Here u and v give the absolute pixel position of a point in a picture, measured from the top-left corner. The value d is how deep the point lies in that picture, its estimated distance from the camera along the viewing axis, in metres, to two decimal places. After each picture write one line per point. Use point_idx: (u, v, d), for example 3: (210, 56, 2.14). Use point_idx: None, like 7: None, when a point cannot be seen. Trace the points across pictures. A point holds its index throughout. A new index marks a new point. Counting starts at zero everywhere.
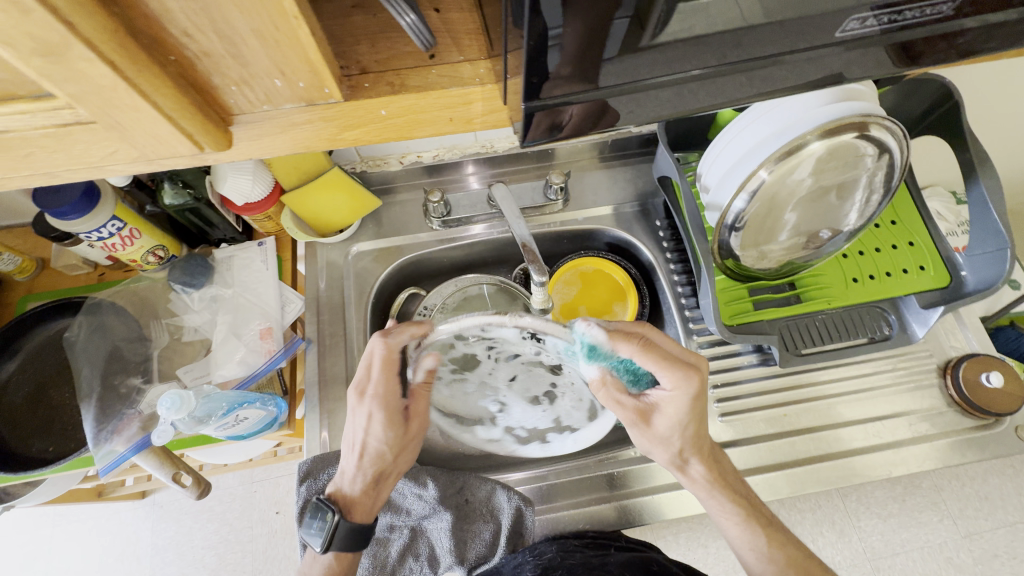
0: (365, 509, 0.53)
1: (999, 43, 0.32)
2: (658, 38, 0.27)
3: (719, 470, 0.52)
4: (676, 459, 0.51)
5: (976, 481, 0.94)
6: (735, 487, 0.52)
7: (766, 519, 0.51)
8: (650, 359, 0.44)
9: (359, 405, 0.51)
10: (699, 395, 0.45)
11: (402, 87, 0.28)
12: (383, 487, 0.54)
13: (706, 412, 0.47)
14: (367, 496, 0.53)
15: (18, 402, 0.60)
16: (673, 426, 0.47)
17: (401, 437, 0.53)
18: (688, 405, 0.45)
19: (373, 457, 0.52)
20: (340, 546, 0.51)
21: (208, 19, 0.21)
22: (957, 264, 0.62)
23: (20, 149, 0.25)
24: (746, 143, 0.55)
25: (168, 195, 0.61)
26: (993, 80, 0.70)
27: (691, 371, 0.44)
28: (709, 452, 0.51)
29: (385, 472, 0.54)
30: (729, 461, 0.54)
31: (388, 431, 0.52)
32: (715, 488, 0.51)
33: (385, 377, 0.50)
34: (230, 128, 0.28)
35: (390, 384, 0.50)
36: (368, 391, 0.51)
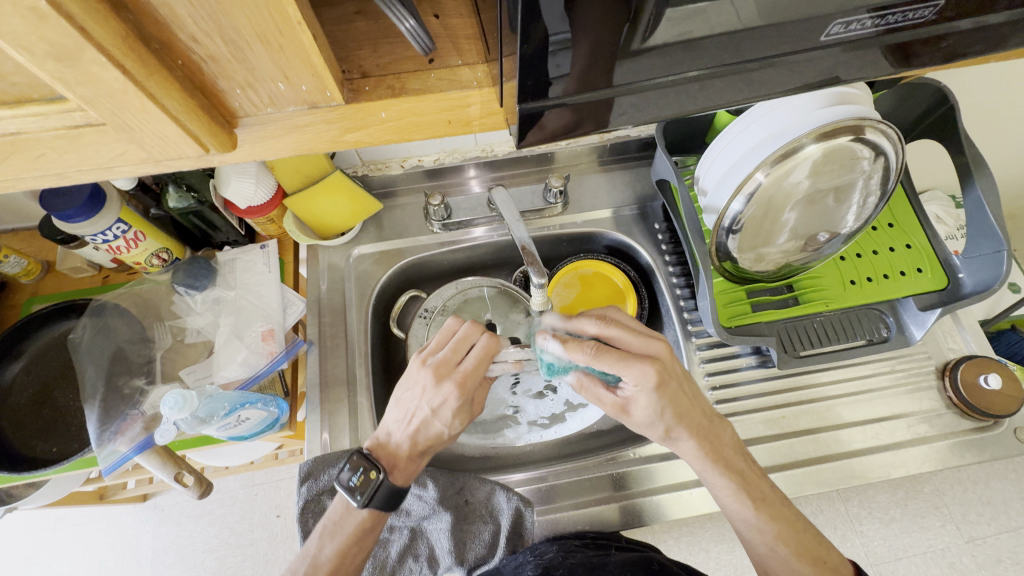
0: (404, 472, 0.52)
1: (985, 47, 0.33)
2: (651, 41, 0.28)
3: (712, 447, 0.50)
4: (666, 438, 0.50)
5: (978, 485, 0.94)
6: (731, 462, 0.50)
7: (760, 496, 0.49)
8: (606, 361, 0.45)
9: (438, 387, 0.51)
10: (661, 386, 0.45)
11: (402, 91, 0.28)
12: (426, 457, 0.54)
13: (679, 395, 0.47)
14: (413, 462, 0.53)
15: (23, 403, 0.61)
16: (652, 414, 0.47)
17: (467, 418, 0.55)
18: (654, 397, 0.46)
19: (435, 433, 0.52)
20: (378, 504, 0.50)
21: (215, 25, 0.22)
22: (955, 267, 0.63)
23: (32, 151, 0.26)
24: (743, 146, 0.55)
25: (173, 198, 0.62)
26: (988, 84, 0.71)
27: (645, 364, 0.45)
28: (699, 429, 0.49)
29: (434, 448, 0.54)
30: (728, 434, 0.51)
31: (460, 415, 0.53)
32: (707, 465, 0.49)
33: (480, 361, 0.52)
34: (234, 130, 0.28)
35: (475, 373, 0.52)
36: (450, 375, 0.51)
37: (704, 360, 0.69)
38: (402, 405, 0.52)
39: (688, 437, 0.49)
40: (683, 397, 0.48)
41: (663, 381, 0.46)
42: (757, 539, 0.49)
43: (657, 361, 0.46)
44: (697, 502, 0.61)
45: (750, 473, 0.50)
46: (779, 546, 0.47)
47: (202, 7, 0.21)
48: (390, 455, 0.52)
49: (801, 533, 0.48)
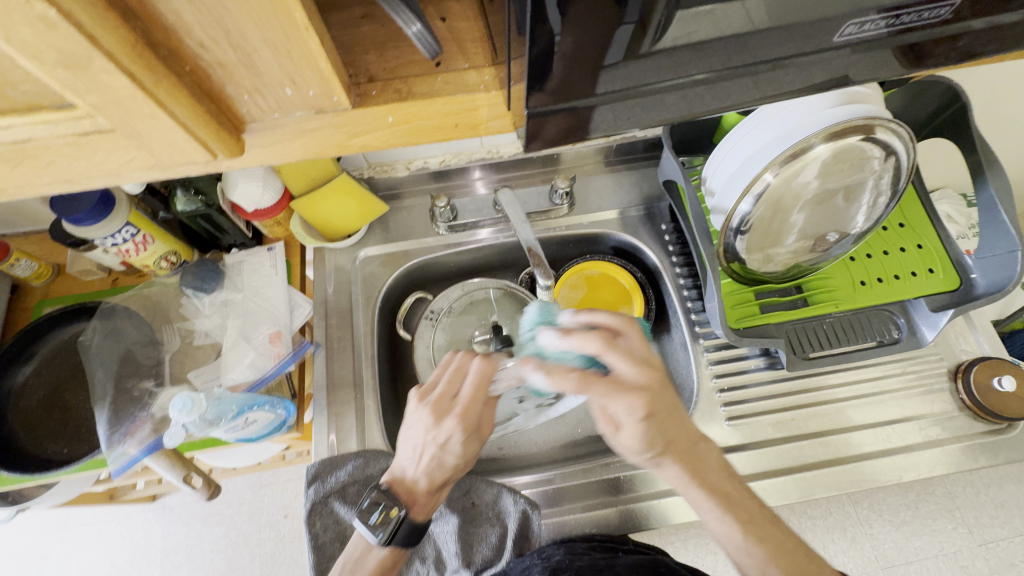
0: (424, 505, 0.53)
1: (999, 47, 0.32)
2: (659, 44, 0.27)
3: (697, 470, 0.48)
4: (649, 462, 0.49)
5: (992, 487, 0.93)
6: (720, 487, 0.48)
7: (745, 520, 0.47)
8: (596, 390, 0.46)
9: (440, 423, 0.51)
10: (647, 415, 0.45)
11: (409, 95, 0.28)
12: (445, 488, 0.55)
13: (671, 415, 0.47)
14: (432, 495, 0.54)
15: (34, 405, 0.61)
16: (641, 440, 0.46)
17: (479, 444, 0.55)
18: (643, 426, 0.45)
19: (447, 465, 0.53)
20: (400, 541, 0.51)
21: (222, 31, 0.22)
22: (967, 267, 0.62)
23: (42, 157, 0.26)
24: (751, 146, 0.55)
25: (181, 202, 0.61)
26: (1002, 81, 0.70)
27: (636, 396, 0.45)
28: (680, 450, 0.48)
29: (451, 478, 0.55)
30: (711, 454, 0.50)
31: (470, 444, 0.53)
32: (689, 487, 0.48)
33: (480, 390, 0.51)
34: (242, 135, 0.28)
35: (476, 404, 0.51)
36: (451, 411, 0.51)
37: (711, 362, 0.68)
38: (409, 442, 0.52)
39: (671, 460, 0.48)
40: (671, 422, 0.47)
41: (652, 409, 0.45)
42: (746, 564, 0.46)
43: (644, 390, 0.45)
44: None
45: (736, 494, 0.49)
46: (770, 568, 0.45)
47: (210, 14, 0.21)
48: (409, 490, 0.53)
49: (789, 553, 0.46)
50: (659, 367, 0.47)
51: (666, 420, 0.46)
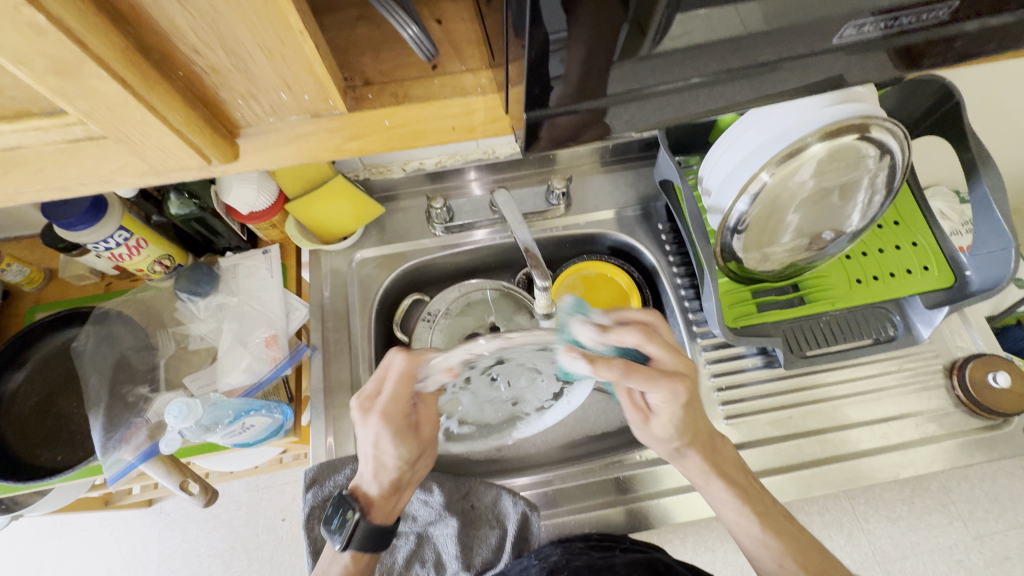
0: (382, 509, 0.54)
1: (995, 47, 0.32)
2: (656, 46, 0.27)
3: (716, 460, 0.52)
4: (674, 454, 0.53)
5: (986, 482, 0.94)
6: (741, 483, 0.52)
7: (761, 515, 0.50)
8: (636, 379, 0.43)
9: (365, 422, 0.50)
10: (688, 401, 0.46)
11: (405, 98, 0.28)
12: (401, 491, 0.56)
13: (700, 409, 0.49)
14: (387, 499, 0.55)
15: (27, 412, 0.61)
16: (671, 426, 0.49)
17: (416, 442, 0.54)
18: (680, 411, 0.47)
19: (389, 466, 0.53)
20: (358, 546, 0.51)
21: (216, 36, 0.21)
22: (962, 264, 0.62)
23: (32, 164, 0.25)
24: (747, 146, 0.55)
25: (175, 206, 0.61)
26: (994, 79, 0.70)
27: (678, 384, 0.45)
28: (705, 441, 0.52)
29: (403, 476, 0.55)
30: (730, 448, 0.54)
31: (404, 444, 0.52)
32: (711, 478, 0.52)
33: (400, 388, 0.49)
34: (236, 140, 0.28)
35: (399, 401, 0.50)
36: (374, 407, 0.50)
37: (709, 361, 0.68)
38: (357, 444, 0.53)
39: (695, 451, 0.52)
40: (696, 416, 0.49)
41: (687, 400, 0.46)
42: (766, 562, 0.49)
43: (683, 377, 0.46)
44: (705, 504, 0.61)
45: (754, 491, 0.52)
46: (787, 562, 0.48)
47: (203, 19, 0.20)
48: (365, 494, 0.53)
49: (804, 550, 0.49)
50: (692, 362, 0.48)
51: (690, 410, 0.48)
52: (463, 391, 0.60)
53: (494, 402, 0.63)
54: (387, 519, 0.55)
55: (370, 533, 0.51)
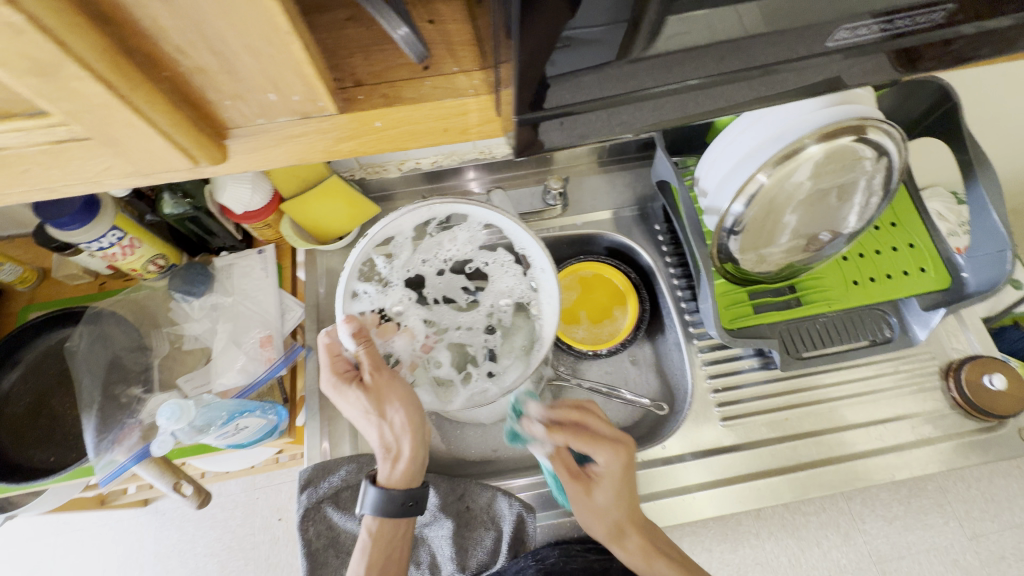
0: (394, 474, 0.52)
1: (993, 50, 0.32)
2: (650, 50, 0.27)
3: (653, 540, 0.53)
4: (610, 537, 0.53)
5: (982, 482, 0.94)
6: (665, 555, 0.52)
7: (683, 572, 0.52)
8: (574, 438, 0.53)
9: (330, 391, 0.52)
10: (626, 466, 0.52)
11: (396, 100, 0.28)
12: (401, 455, 0.52)
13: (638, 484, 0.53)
14: (389, 465, 0.52)
15: (19, 413, 0.60)
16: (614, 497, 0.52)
17: (365, 393, 0.52)
18: (620, 477, 0.52)
19: (367, 425, 0.52)
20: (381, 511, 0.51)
21: (200, 36, 0.21)
22: (958, 266, 0.62)
23: (18, 166, 0.25)
24: (743, 148, 0.55)
25: (168, 205, 0.61)
26: (993, 81, 0.70)
27: (619, 447, 0.52)
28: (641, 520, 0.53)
29: (386, 430, 0.52)
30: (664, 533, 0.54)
31: (351, 396, 0.52)
32: (653, 558, 0.51)
33: (330, 355, 0.54)
34: (226, 142, 0.28)
35: (330, 371, 0.53)
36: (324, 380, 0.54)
37: (705, 363, 0.68)
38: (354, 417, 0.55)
39: (633, 530, 0.53)
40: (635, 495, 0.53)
41: (626, 462, 0.52)
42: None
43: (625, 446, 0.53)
44: (699, 506, 0.61)
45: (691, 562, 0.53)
46: None
47: (188, 19, 0.20)
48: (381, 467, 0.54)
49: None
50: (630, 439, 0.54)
51: (620, 487, 0.52)
52: (452, 334, 0.65)
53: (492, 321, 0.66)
54: (404, 484, 0.52)
55: (380, 499, 0.50)
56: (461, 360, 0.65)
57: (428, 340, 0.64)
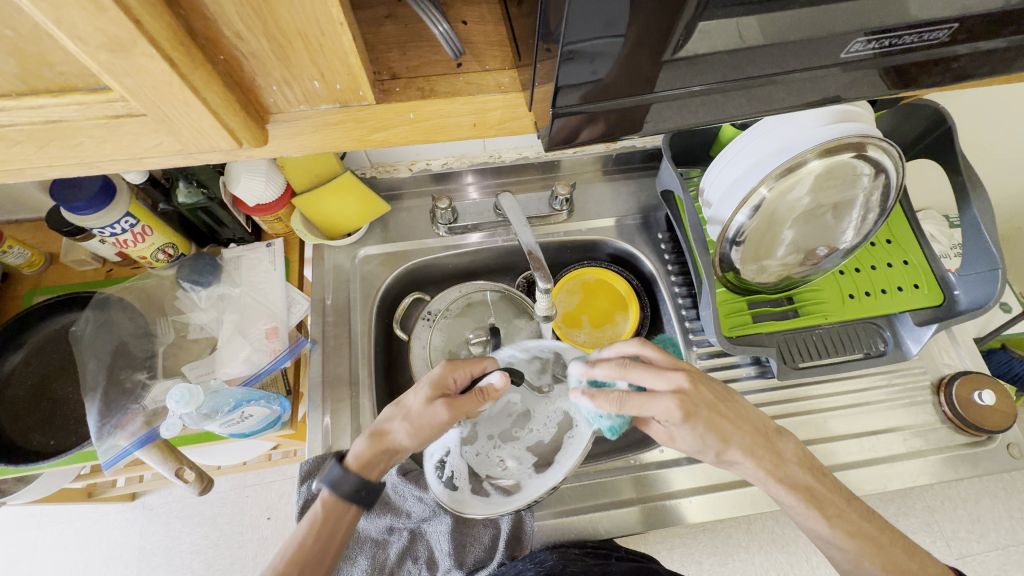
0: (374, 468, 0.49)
1: (992, 70, 0.34)
2: (678, 54, 0.28)
3: (777, 466, 0.47)
4: (724, 462, 0.48)
5: (969, 502, 0.95)
6: (791, 473, 0.48)
7: (805, 489, 0.47)
8: (628, 396, 0.44)
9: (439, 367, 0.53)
10: (690, 417, 0.44)
11: (432, 93, 0.29)
12: (380, 454, 0.49)
13: (717, 420, 0.45)
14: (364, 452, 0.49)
15: (21, 395, 0.60)
16: (694, 442, 0.46)
17: (427, 403, 0.49)
18: (686, 427, 0.45)
19: (403, 408, 0.50)
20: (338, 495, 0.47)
21: (261, 22, 0.22)
22: (951, 284, 0.64)
23: (71, 139, 0.26)
24: (748, 160, 0.57)
25: (183, 194, 0.62)
26: (985, 108, 0.73)
27: (669, 401, 0.44)
28: (754, 447, 0.47)
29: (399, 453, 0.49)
30: (788, 444, 0.49)
31: (425, 389, 0.50)
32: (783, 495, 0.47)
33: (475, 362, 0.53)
34: (266, 126, 0.29)
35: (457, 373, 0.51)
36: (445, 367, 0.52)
37: (704, 370, 0.69)
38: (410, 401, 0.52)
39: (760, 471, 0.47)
40: (722, 417, 0.46)
41: (683, 409, 0.44)
42: (839, 557, 0.47)
43: (680, 392, 0.45)
44: (694, 511, 0.61)
45: (819, 488, 0.48)
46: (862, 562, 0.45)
47: (251, 5, 0.21)
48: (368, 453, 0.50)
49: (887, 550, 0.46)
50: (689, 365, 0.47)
51: (695, 431, 0.45)
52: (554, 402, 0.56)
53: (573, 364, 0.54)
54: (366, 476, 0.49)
55: (337, 480, 0.47)
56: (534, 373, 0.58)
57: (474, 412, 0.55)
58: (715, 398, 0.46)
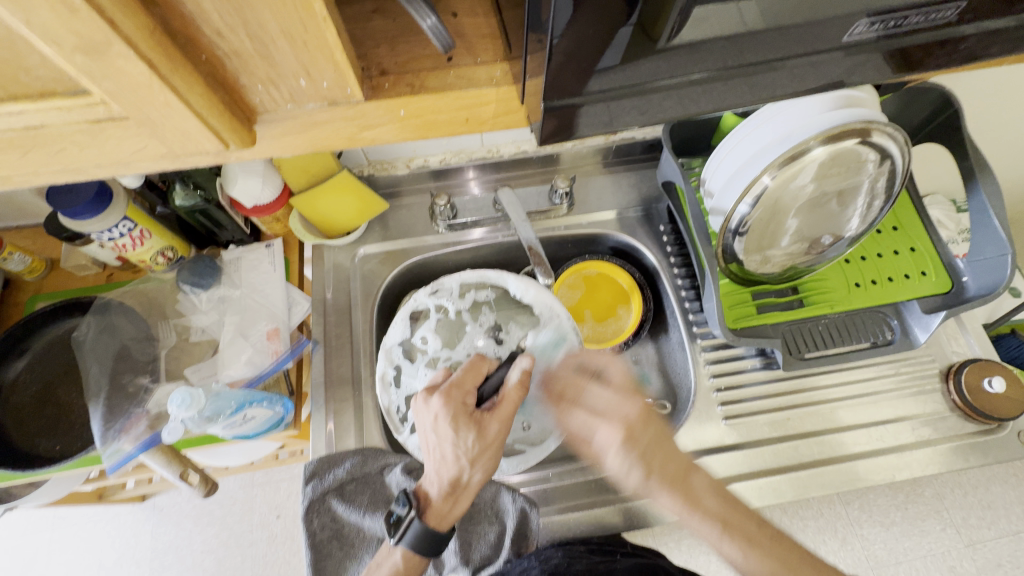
0: (439, 513, 0.51)
1: (999, 50, 0.33)
2: (672, 41, 0.28)
3: (688, 495, 0.49)
4: (642, 493, 0.51)
5: (978, 489, 0.95)
6: (705, 504, 0.49)
7: (719, 517, 0.49)
8: (581, 409, 0.54)
9: (429, 403, 0.51)
10: (627, 442, 0.50)
11: (421, 88, 0.28)
12: (461, 496, 0.51)
13: (655, 443, 0.51)
14: (446, 502, 0.51)
15: (25, 401, 0.60)
16: (624, 465, 0.50)
17: (479, 440, 0.50)
18: (623, 448, 0.50)
19: (449, 460, 0.50)
20: (410, 545, 0.50)
21: (241, 20, 0.22)
22: (959, 270, 0.63)
23: (54, 145, 0.26)
24: (750, 150, 0.56)
25: (180, 196, 0.61)
26: (994, 89, 0.71)
27: (615, 419, 0.51)
28: (676, 479, 0.50)
29: (469, 487, 0.51)
30: (706, 476, 0.51)
31: (463, 435, 0.49)
32: (686, 517, 0.49)
33: (467, 377, 0.53)
34: (254, 126, 0.28)
35: (466, 388, 0.52)
36: (439, 389, 0.52)
37: (708, 362, 0.69)
38: (429, 444, 0.51)
39: (667, 493, 0.49)
40: (658, 445, 0.51)
41: (627, 428, 0.51)
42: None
43: (626, 419, 0.51)
44: None
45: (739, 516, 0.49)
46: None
47: (229, 2, 0.21)
48: (424, 497, 0.52)
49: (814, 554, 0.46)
50: (645, 399, 0.53)
51: (631, 450, 0.50)
52: (512, 334, 0.67)
53: (543, 306, 0.66)
54: (445, 525, 0.51)
55: (421, 538, 0.49)
56: (474, 313, 0.69)
57: (432, 364, 0.65)
58: (661, 431, 0.51)
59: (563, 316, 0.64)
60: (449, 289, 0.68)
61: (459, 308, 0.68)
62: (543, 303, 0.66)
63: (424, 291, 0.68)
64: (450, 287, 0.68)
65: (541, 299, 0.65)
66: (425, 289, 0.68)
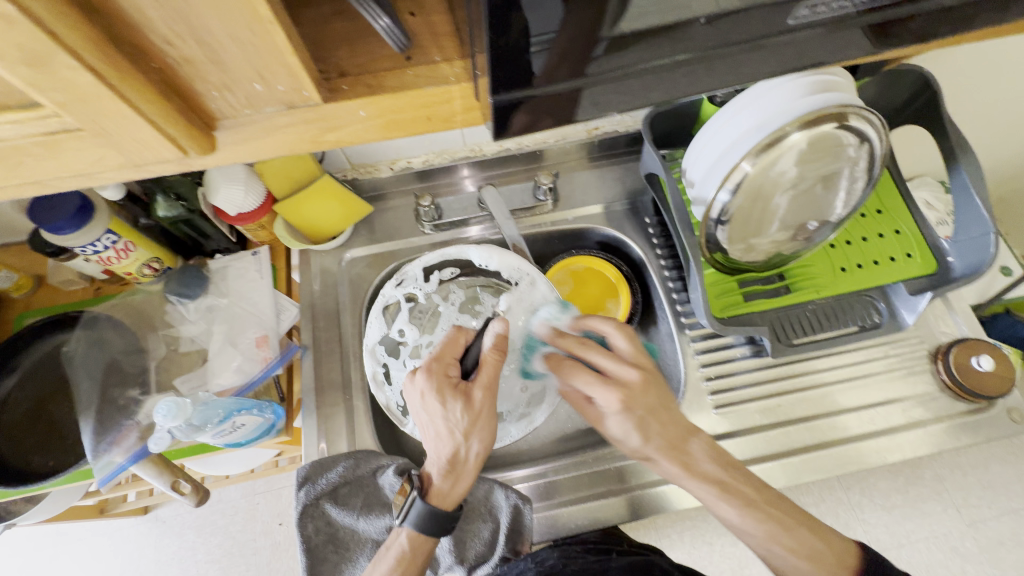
0: (444, 493, 0.51)
1: (951, 28, 0.33)
2: (618, 25, 0.28)
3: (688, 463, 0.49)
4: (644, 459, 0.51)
5: (978, 469, 0.95)
6: (707, 472, 0.49)
7: (715, 480, 0.49)
8: (592, 351, 0.50)
9: (414, 381, 0.52)
10: (625, 408, 0.48)
11: (380, 88, 0.29)
12: (462, 473, 0.51)
13: (664, 402, 0.49)
14: (446, 481, 0.51)
15: (17, 419, 0.60)
16: (625, 430, 0.49)
17: (467, 409, 0.49)
18: (620, 417, 0.48)
19: (443, 436, 0.50)
20: (418, 525, 0.50)
21: (187, 27, 0.22)
22: (944, 251, 0.63)
23: (11, 158, 0.26)
24: (727, 138, 0.56)
25: (162, 207, 0.62)
26: (973, 68, 0.71)
27: (614, 389, 0.47)
28: (675, 445, 0.49)
29: (467, 461, 0.50)
30: (706, 438, 0.50)
31: (451, 407, 0.49)
32: (682, 481, 0.49)
33: (446, 350, 0.53)
34: (214, 133, 0.29)
35: (448, 362, 0.52)
36: (423, 364, 0.52)
37: (698, 352, 0.69)
38: (421, 421, 0.51)
39: (664, 457, 0.49)
40: (663, 420, 0.49)
41: (636, 389, 0.48)
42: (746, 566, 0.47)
43: (625, 386, 0.48)
44: None
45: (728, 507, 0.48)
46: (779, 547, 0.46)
47: (174, 11, 0.21)
48: (425, 477, 0.52)
49: (800, 531, 0.46)
50: (650, 364, 0.50)
51: (645, 404, 0.48)
52: (486, 304, 0.69)
53: (511, 268, 0.66)
54: (449, 504, 0.51)
55: (426, 517, 0.50)
56: (443, 293, 0.69)
57: (416, 354, 0.65)
58: (658, 397, 0.49)
59: (535, 275, 0.65)
60: (412, 275, 0.68)
61: (427, 292, 0.69)
62: (509, 266, 0.65)
63: (389, 284, 0.67)
64: (414, 273, 0.68)
65: (507, 263, 0.65)
66: (389, 282, 0.67)
